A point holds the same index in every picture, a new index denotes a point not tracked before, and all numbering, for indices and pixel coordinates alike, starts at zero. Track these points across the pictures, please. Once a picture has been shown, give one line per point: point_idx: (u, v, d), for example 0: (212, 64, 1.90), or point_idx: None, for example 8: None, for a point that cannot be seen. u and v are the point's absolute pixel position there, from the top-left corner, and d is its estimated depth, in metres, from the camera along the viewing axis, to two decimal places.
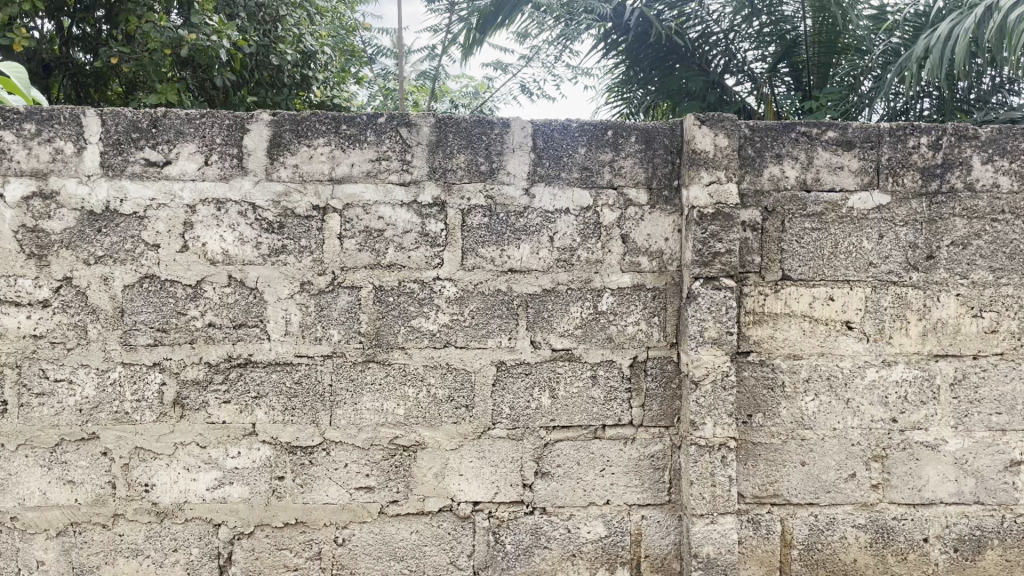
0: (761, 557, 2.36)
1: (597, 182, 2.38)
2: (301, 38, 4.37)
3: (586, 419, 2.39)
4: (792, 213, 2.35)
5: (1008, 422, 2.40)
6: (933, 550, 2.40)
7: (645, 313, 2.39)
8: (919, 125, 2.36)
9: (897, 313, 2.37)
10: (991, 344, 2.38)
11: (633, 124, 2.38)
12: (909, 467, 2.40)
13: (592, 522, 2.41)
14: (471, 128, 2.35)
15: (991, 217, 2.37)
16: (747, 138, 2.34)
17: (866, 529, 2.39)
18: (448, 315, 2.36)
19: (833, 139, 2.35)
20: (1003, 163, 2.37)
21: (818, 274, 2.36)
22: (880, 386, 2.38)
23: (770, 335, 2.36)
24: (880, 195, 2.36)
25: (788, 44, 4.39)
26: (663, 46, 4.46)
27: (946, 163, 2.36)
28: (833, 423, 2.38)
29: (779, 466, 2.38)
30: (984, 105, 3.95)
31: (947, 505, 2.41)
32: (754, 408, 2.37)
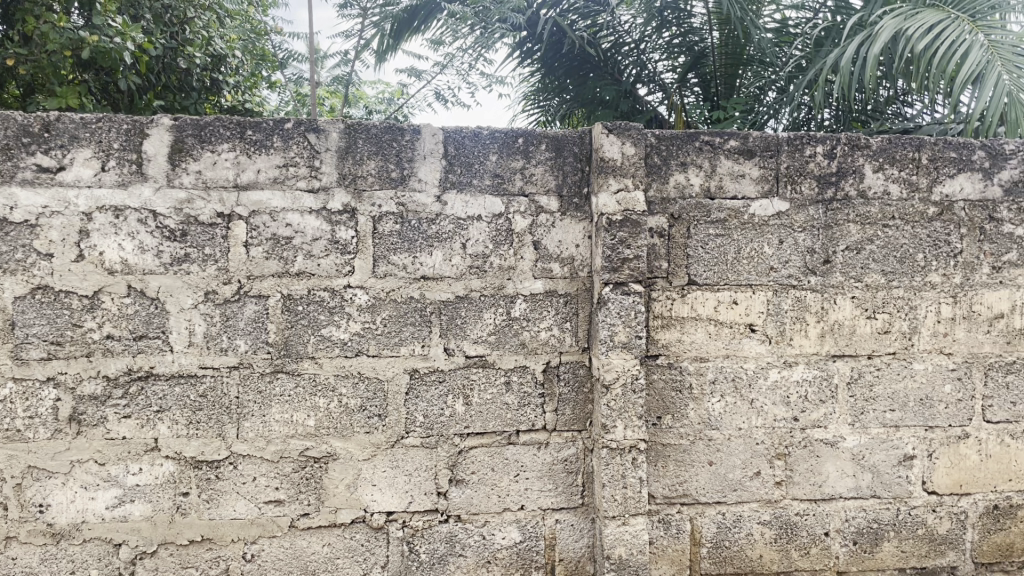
0: (671, 556, 2.43)
1: (509, 189, 2.39)
2: (209, 41, 4.26)
3: (500, 424, 2.40)
4: (697, 220, 2.42)
5: (901, 418, 2.50)
6: (834, 544, 2.50)
7: (558, 318, 2.41)
8: (814, 134, 2.45)
9: (796, 316, 2.46)
10: (885, 344, 2.49)
11: (543, 132, 2.41)
12: (810, 464, 2.49)
13: (507, 528, 2.41)
14: (381, 134, 2.33)
15: (882, 223, 2.48)
16: (653, 147, 2.39)
17: (771, 525, 2.48)
18: (360, 323, 2.33)
19: (734, 147, 2.42)
20: (893, 171, 2.46)
21: (722, 278, 2.43)
22: (782, 386, 2.47)
23: (678, 339, 2.42)
24: (779, 202, 2.45)
25: (696, 55, 4.52)
26: (576, 55, 4.54)
27: (840, 172, 2.46)
28: (737, 423, 2.46)
29: (687, 466, 2.45)
30: (881, 116, 4.20)
31: (846, 500, 2.51)
32: (664, 409, 2.43)
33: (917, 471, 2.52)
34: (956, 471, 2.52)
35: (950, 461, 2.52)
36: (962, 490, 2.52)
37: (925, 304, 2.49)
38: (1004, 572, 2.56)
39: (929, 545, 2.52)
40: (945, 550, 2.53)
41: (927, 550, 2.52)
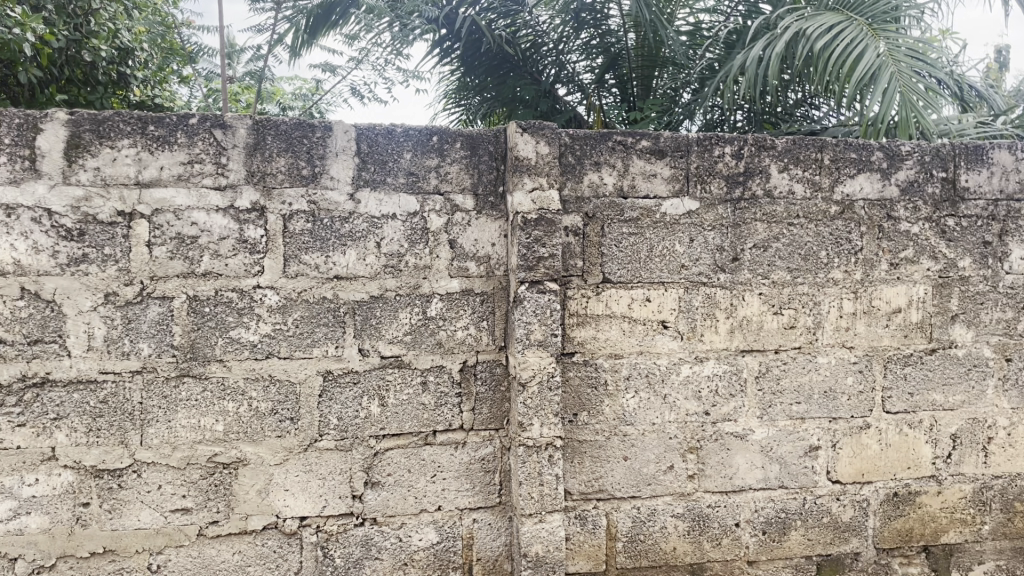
0: (587, 552, 2.46)
1: (423, 187, 2.37)
2: (116, 34, 4.07)
3: (417, 425, 2.37)
4: (611, 219, 2.45)
5: (806, 411, 2.58)
6: (744, 534, 2.57)
7: (474, 317, 2.40)
8: (723, 135, 2.51)
9: (707, 312, 2.52)
10: (791, 339, 2.56)
11: (456, 130, 2.40)
12: (721, 456, 2.55)
13: (424, 529, 2.39)
14: (291, 130, 2.28)
15: (788, 221, 2.55)
16: (567, 146, 2.41)
17: (684, 517, 2.53)
18: (271, 324, 2.27)
19: (646, 147, 2.46)
20: (798, 171, 2.55)
21: (635, 276, 2.47)
22: (693, 381, 2.52)
23: (593, 336, 2.45)
24: (690, 201, 2.50)
25: (613, 56, 4.59)
26: (495, 54, 4.51)
27: (748, 171, 2.52)
28: (651, 418, 2.50)
29: (603, 462, 2.48)
30: (790, 117, 4.34)
31: (755, 491, 2.58)
32: (579, 406, 2.45)
33: (822, 461, 2.60)
34: (858, 460, 2.62)
35: (853, 451, 2.61)
36: (863, 479, 2.62)
37: (828, 300, 2.57)
38: (904, 556, 2.67)
39: (833, 532, 2.61)
40: (848, 537, 2.62)
41: (832, 538, 2.61)
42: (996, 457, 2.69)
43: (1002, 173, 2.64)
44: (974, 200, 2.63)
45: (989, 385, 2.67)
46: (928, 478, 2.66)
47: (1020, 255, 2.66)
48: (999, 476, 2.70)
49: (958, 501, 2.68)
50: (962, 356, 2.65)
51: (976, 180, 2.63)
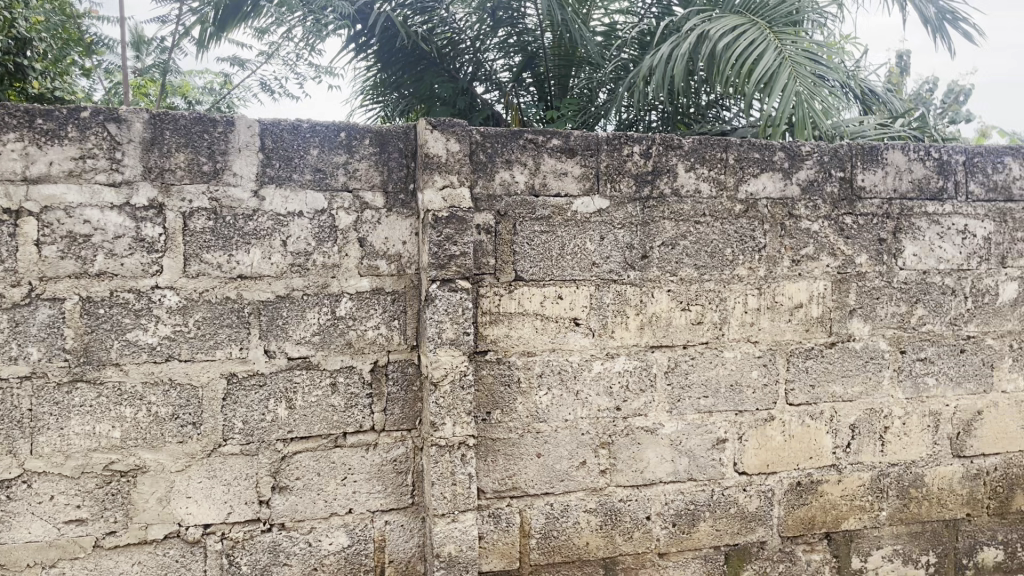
0: (501, 550, 2.46)
1: (331, 184, 2.32)
2: (11, 23, 3.87)
3: (326, 428, 2.33)
4: (522, 217, 2.45)
5: (713, 404, 2.64)
6: (654, 527, 2.61)
7: (385, 317, 2.37)
8: (631, 134, 2.54)
9: (618, 309, 2.55)
10: (698, 334, 2.62)
11: (365, 127, 2.35)
12: (632, 451, 2.59)
13: (334, 533, 2.35)
14: (191, 125, 2.20)
15: (695, 220, 2.60)
16: (478, 144, 2.40)
17: (596, 512, 2.56)
18: (170, 326, 2.19)
19: (557, 146, 2.47)
20: (704, 170, 2.60)
21: (547, 274, 2.48)
22: (605, 377, 2.55)
23: (506, 334, 2.45)
24: (600, 200, 2.52)
25: (530, 54, 4.60)
26: (411, 51, 4.48)
27: (656, 170, 2.56)
28: (564, 415, 2.52)
29: (516, 460, 2.48)
30: (702, 118, 4.45)
31: (666, 483, 2.62)
32: (493, 405, 2.45)
33: (729, 453, 2.67)
34: (763, 451, 2.69)
35: (758, 443, 2.69)
36: (768, 469, 2.70)
37: (734, 296, 2.64)
38: (807, 543, 2.76)
39: (741, 522, 2.68)
40: (754, 526, 2.70)
41: (739, 528, 2.68)
42: (892, 446, 2.80)
43: (897, 173, 2.75)
44: (870, 199, 2.73)
45: (884, 376, 2.78)
46: (829, 467, 2.75)
47: (913, 252, 2.77)
48: (895, 464, 2.81)
49: (857, 488, 2.78)
50: (859, 349, 2.75)
51: (872, 179, 2.73)
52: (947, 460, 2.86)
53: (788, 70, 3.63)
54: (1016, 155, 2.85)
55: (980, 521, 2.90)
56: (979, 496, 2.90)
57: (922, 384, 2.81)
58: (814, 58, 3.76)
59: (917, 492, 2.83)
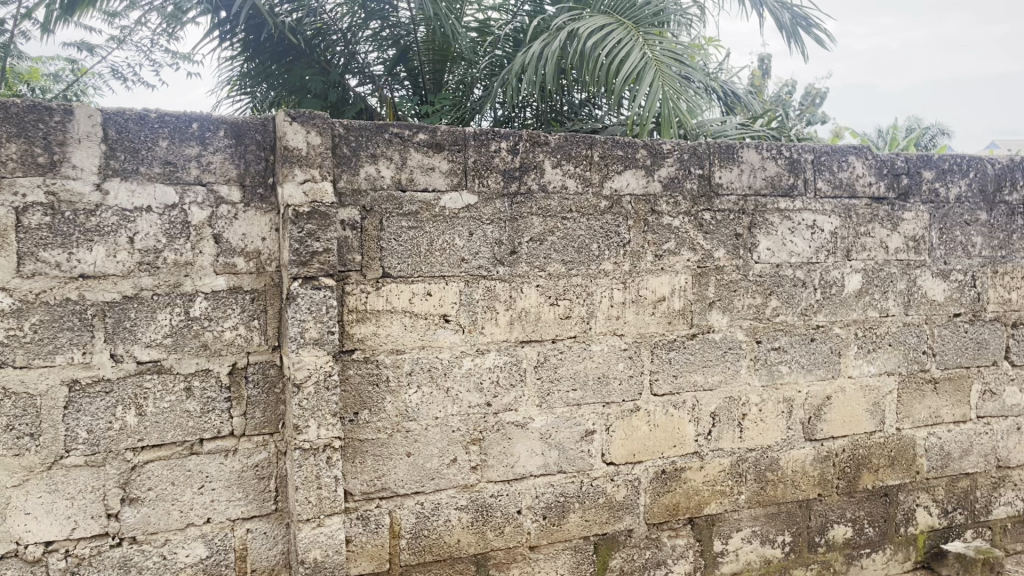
0: (370, 552, 2.42)
1: (183, 178, 2.20)
2: None
3: (180, 434, 2.21)
4: (389, 212, 2.40)
5: (582, 397, 2.68)
6: (525, 521, 2.62)
7: (243, 317, 2.28)
8: (498, 130, 2.53)
9: (487, 305, 2.54)
10: (566, 329, 2.65)
11: (220, 118, 2.25)
12: (502, 446, 2.59)
13: (191, 545, 2.24)
14: (23, 113, 2.04)
15: (562, 216, 2.62)
16: (341, 137, 2.33)
17: (467, 509, 2.55)
18: (3, 331, 2.03)
19: (424, 140, 2.43)
20: (570, 167, 2.62)
21: (416, 270, 2.44)
22: (475, 373, 2.54)
23: (373, 332, 2.40)
24: (468, 195, 2.50)
25: (403, 49, 4.55)
26: (279, 41, 4.30)
27: (523, 166, 2.56)
28: (434, 413, 2.49)
29: (385, 460, 2.44)
30: (575, 117, 4.53)
31: (536, 477, 2.64)
32: (360, 405, 2.40)
33: (597, 444, 2.71)
34: (630, 442, 2.76)
35: (625, 433, 2.75)
36: (635, 459, 2.77)
37: (600, 291, 2.69)
38: (672, 529, 2.85)
39: (609, 512, 2.74)
40: (622, 515, 2.76)
41: (607, 517, 2.73)
42: (749, 432, 2.93)
43: (751, 171, 2.87)
44: (727, 195, 2.84)
45: (742, 365, 2.90)
46: (691, 454, 2.85)
47: (767, 246, 2.91)
48: (753, 448, 2.94)
49: (718, 474, 2.89)
50: (718, 340, 2.86)
51: (729, 177, 2.83)
52: (800, 444, 3.01)
53: (655, 70, 3.74)
54: (859, 154, 3.02)
55: (831, 500, 3.07)
56: (829, 476, 3.07)
57: (776, 371, 2.95)
58: (678, 59, 3.90)
59: (773, 475, 2.98)
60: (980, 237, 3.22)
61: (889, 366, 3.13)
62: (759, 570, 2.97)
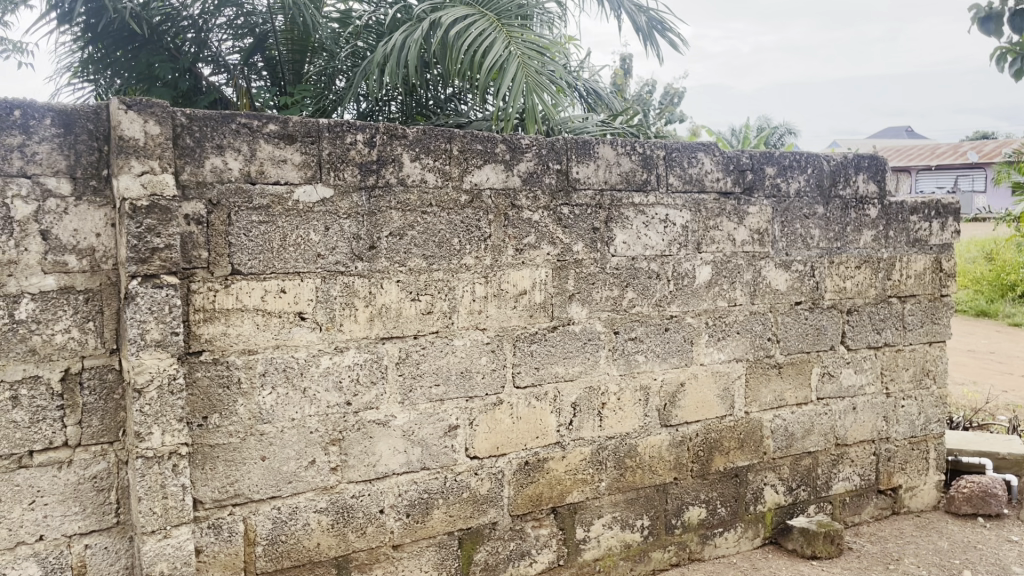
0: (223, 562, 2.32)
1: (4, 169, 2.03)
2: None
3: (7, 447, 2.04)
4: (238, 206, 2.30)
5: (444, 393, 2.67)
6: (388, 520, 2.59)
7: (77, 318, 2.12)
8: (354, 122, 2.46)
9: (345, 301, 2.48)
10: (427, 324, 2.62)
11: (47, 104, 2.08)
12: (363, 445, 2.54)
13: (22, 565, 2.08)
14: None
15: (422, 210, 2.58)
16: (184, 127, 2.21)
17: (327, 511, 2.48)
18: None
19: (274, 131, 2.34)
20: (429, 160, 2.58)
21: (267, 267, 2.35)
22: (333, 372, 2.47)
23: (223, 332, 2.30)
24: (323, 188, 2.42)
25: (258, 37, 4.41)
26: (123, 26, 4.06)
27: (380, 160, 2.50)
28: (289, 414, 2.41)
29: (238, 465, 2.34)
30: (441, 111, 4.48)
31: (398, 475, 2.60)
32: (210, 409, 2.29)
33: (461, 439, 2.71)
34: (493, 435, 2.77)
35: (488, 427, 2.75)
36: (498, 452, 2.78)
37: (462, 285, 2.67)
38: (536, 520, 2.88)
39: (473, 506, 2.74)
40: (486, 509, 2.77)
41: (471, 512, 2.74)
42: (609, 420, 3.01)
43: (607, 166, 2.93)
44: (584, 190, 2.89)
45: (601, 355, 2.97)
46: (554, 445, 2.89)
47: (624, 240, 2.98)
48: (612, 436, 3.02)
49: (579, 462, 2.95)
50: (578, 332, 2.91)
51: (586, 172, 2.88)
52: (656, 430, 3.12)
53: (518, 63, 3.77)
54: (708, 151, 3.15)
55: (686, 483, 3.20)
56: (684, 460, 3.19)
57: (633, 360, 3.04)
58: (541, 53, 3.94)
59: (631, 461, 3.07)
60: (818, 230, 3.43)
61: (737, 352, 3.28)
62: (620, 554, 3.05)
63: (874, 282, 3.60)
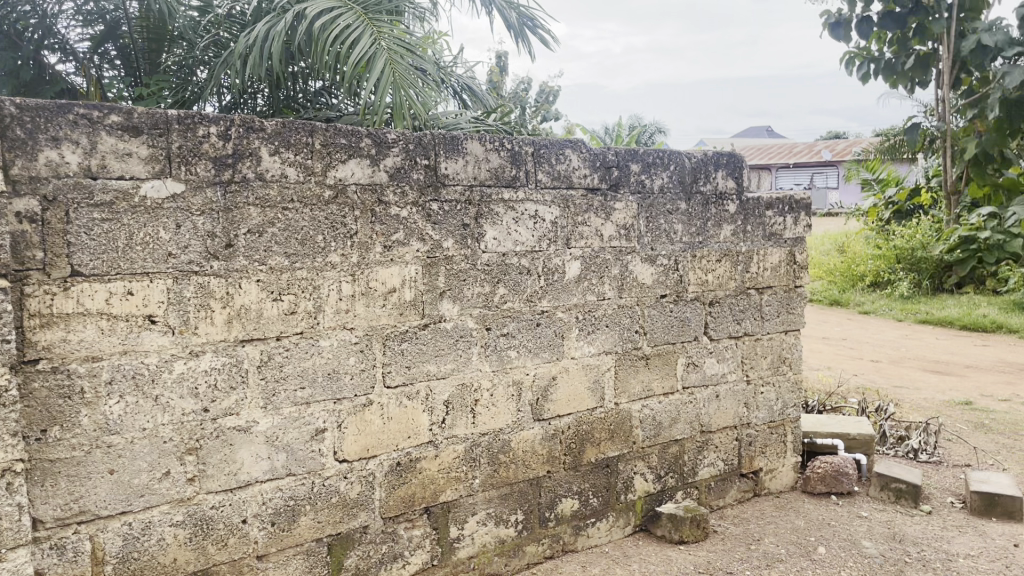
0: None
1: None
2: None
3: None
4: (77, 203, 2.14)
5: (310, 395, 2.58)
6: (252, 530, 2.48)
7: None
8: (206, 114, 2.34)
9: (200, 303, 2.36)
10: (291, 325, 2.53)
11: None
12: (223, 454, 2.42)
13: None
14: None
15: (282, 206, 2.48)
16: (13, 118, 2.05)
17: (184, 524, 2.36)
18: None
19: (116, 123, 2.20)
20: (289, 155, 2.48)
21: (112, 268, 2.21)
22: (189, 378, 2.35)
23: (63, 338, 2.14)
24: (173, 183, 2.29)
25: (110, 25, 4.14)
26: None
27: (236, 154, 2.39)
28: (141, 424, 2.27)
29: (82, 480, 2.19)
30: (310, 104, 4.37)
31: (262, 483, 2.50)
32: (49, 421, 2.13)
33: (328, 443, 2.63)
34: (362, 437, 2.70)
35: (357, 428, 2.69)
36: (368, 454, 2.72)
37: (327, 284, 2.59)
38: (408, 521, 2.84)
39: (343, 511, 2.67)
40: (356, 513, 2.70)
41: (341, 517, 2.67)
42: (481, 417, 3.00)
43: (476, 162, 2.91)
44: (453, 186, 2.86)
45: (473, 352, 2.95)
46: (426, 444, 2.86)
47: (493, 236, 2.98)
48: (485, 433, 3.01)
49: (452, 461, 2.93)
50: (450, 329, 2.89)
51: (454, 167, 2.85)
52: (529, 425, 3.13)
53: (386, 58, 3.71)
54: (575, 148, 3.18)
55: (559, 476, 3.23)
56: (557, 453, 3.22)
57: (505, 356, 3.04)
58: (410, 47, 3.89)
59: (504, 457, 3.07)
60: (681, 225, 3.54)
61: (606, 345, 3.34)
62: (494, 550, 3.05)
63: (733, 275, 3.75)
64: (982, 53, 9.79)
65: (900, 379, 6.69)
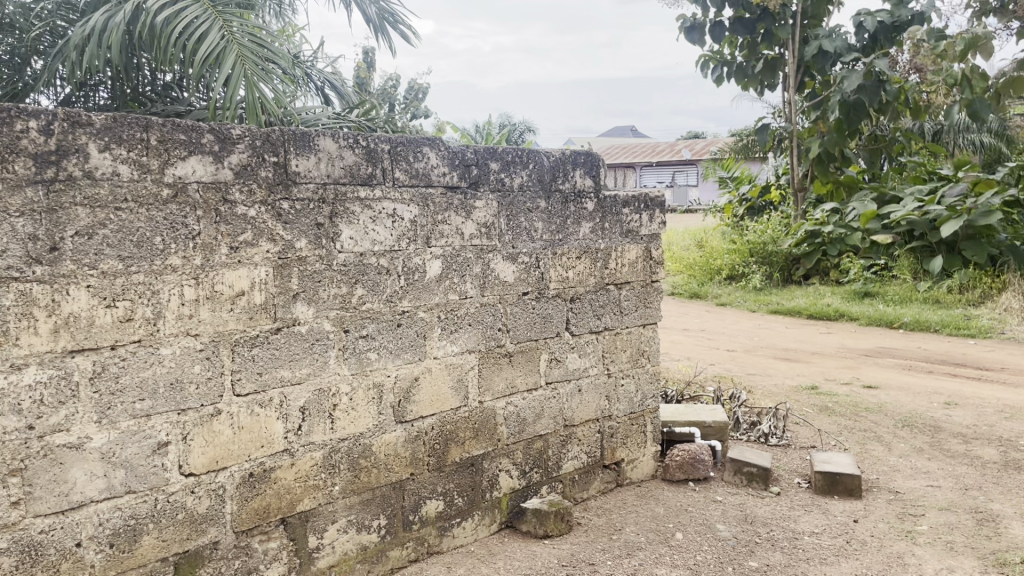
0: None
1: None
2: None
3: None
4: None
5: (151, 407, 2.43)
6: (87, 553, 2.32)
7: None
8: (24, 107, 2.16)
9: (22, 312, 2.18)
10: (127, 333, 2.37)
11: None
12: (53, 474, 2.25)
13: None
14: None
15: (114, 207, 2.33)
16: None
17: (9, 552, 2.17)
18: None
19: None
20: (122, 151, 2.33)
21: None
22: (10, 394, 2.17)
23: None
24: None
25: None
26: None
27: (60, 150, 2.22)
28: None
29: None
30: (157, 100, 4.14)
31: (98, 503, 2.34)
32: None
33: (173, 456, 2.49)
34: (211, 449, 2.57)
35: (204, 440, 2.56)
36: (217, 466, 2.59)
37: (167, 289, 2.45)
38: (263, 533, 2.73)
39: (191, 527, 2.54)
40: (205, 528, 2.58)
41: (188, 533, 2.53)
42: (340, 422, 2.92)
43: (329, 159, 2.81)
44: (305, 184, 2.76)
45: (329, 356, 2.87)
46: (281, 453, 2.75)
47: (349, 235, 2.90)
48: (345, 438, 2.93)
49: (310, 468, 2.84)
50: (304, 333, 2.79)
51: (305, 165, 2.75)
52: (391, 427, 3.08)
53: (235, 52, 3.56)
54: (433, 146, 3.14)
55: (422, 477, 3.19)
56: (420, 455, 3.18)
57: (364, 359, 2.97)
58: (262, 41, 3.74)
59: (365, 462, 3.00)
60: (541, 222, 3.58)
61: (469, 344, 3.33)
62: (356, 557, 2.98)
63: (593, 271, 3.82)
64: (823, 59, 10.51)
65: (752, 366, 7.05)
